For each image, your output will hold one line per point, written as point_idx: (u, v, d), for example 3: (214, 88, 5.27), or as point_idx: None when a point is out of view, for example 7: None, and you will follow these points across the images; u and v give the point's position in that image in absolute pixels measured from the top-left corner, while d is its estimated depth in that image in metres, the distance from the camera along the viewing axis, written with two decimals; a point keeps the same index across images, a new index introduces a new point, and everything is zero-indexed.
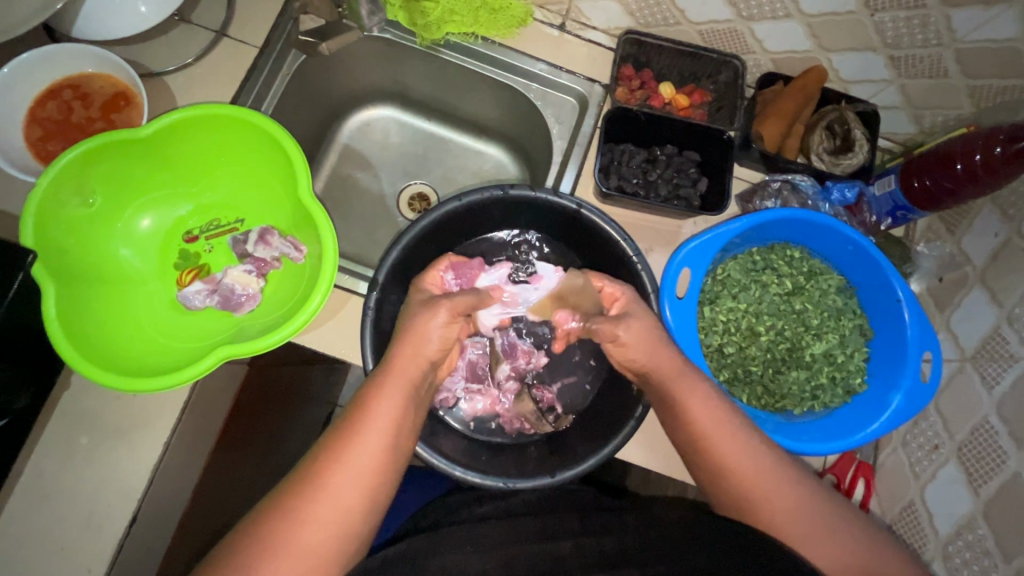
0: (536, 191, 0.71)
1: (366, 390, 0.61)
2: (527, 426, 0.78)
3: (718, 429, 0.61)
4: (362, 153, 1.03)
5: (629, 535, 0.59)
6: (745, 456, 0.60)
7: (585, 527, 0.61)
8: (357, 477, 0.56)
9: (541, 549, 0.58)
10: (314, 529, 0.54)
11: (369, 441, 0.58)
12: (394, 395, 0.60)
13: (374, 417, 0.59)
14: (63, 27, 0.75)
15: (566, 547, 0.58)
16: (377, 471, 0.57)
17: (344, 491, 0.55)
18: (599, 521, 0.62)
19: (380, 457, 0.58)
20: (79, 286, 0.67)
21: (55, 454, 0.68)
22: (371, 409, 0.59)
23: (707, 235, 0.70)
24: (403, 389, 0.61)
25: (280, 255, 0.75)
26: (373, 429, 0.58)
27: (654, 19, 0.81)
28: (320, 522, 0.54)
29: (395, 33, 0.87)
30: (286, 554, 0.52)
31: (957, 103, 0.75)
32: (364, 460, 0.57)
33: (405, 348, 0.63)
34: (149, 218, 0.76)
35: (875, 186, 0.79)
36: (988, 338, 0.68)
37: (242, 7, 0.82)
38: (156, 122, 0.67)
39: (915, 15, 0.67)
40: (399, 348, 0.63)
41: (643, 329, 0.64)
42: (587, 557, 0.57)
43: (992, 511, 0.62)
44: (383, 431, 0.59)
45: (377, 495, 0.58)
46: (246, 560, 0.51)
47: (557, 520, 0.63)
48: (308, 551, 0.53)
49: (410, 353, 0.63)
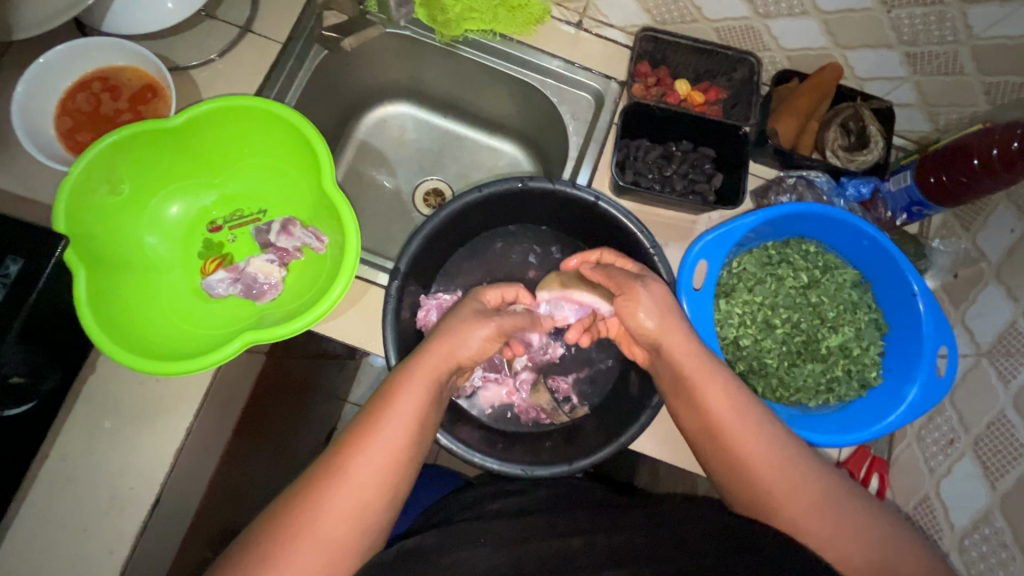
0: (555, 183, 0.72)
1: (393, 381, 0.61)
2: (543, 416, 0.79)
3: (733, 422, 0.60)
4: (378, 149, 1.05)
5: (642, 527, 0.59)
6: (759, 455, 0.59)
7: (595, 526, 0.61)
8: (377, 462, 0.56)
9: (553, 545, 0.58)
10: (333, 516, 0.54)
11: (390, 432, 0.57)
12: (420, 386, 0.60)
13: (398, 409, 0.58)
14: (93, 21, 0.77)
15: (576, 545, 0.58)
16: (398, 463, 0.57)
17: (365, 482, 0.55)
18: (610, 519, 0.61)
19: (400, 449, 0.57)
20: (107, 271, 0.69)
21: (82, 436, 0.69)
22: (397, 401, 0.59)
23: (724, 228, 0.71)
24: (430, 382, 0.61)
25: (301, 246, 0.77)
26: (396, 421, 0.58)
27: (670, 16, 0.82)
28: (340, 510, 0.54)
29: (415, 30, 0.88)
30: (305, 544, 0.52)
31: (973, 100, 0.75)
32: (385, 451, 0.57)
33: (439, 345, 0.64)
34: (176, 207, 0.77)
35: (889, 183, 0.80)
36: (1004, 333, 0.68)
37: (266, 3, 0.84)
38: (186, 112, 0.68)
39: (931, 12, 0.67)
40: (433, 344, 0.64)
41: (662, 294, 0.66)
42: (597, 556, 0.57)
43: (1008, 504, 0.62)
44: (408, 424, 0.58)
45: (397, 487, 0.57)
46: (265, 549, 0.52)
47: (570, 516, 0.63)
48: (327, 538, 0.53)
49: (442, 349, 0.63)
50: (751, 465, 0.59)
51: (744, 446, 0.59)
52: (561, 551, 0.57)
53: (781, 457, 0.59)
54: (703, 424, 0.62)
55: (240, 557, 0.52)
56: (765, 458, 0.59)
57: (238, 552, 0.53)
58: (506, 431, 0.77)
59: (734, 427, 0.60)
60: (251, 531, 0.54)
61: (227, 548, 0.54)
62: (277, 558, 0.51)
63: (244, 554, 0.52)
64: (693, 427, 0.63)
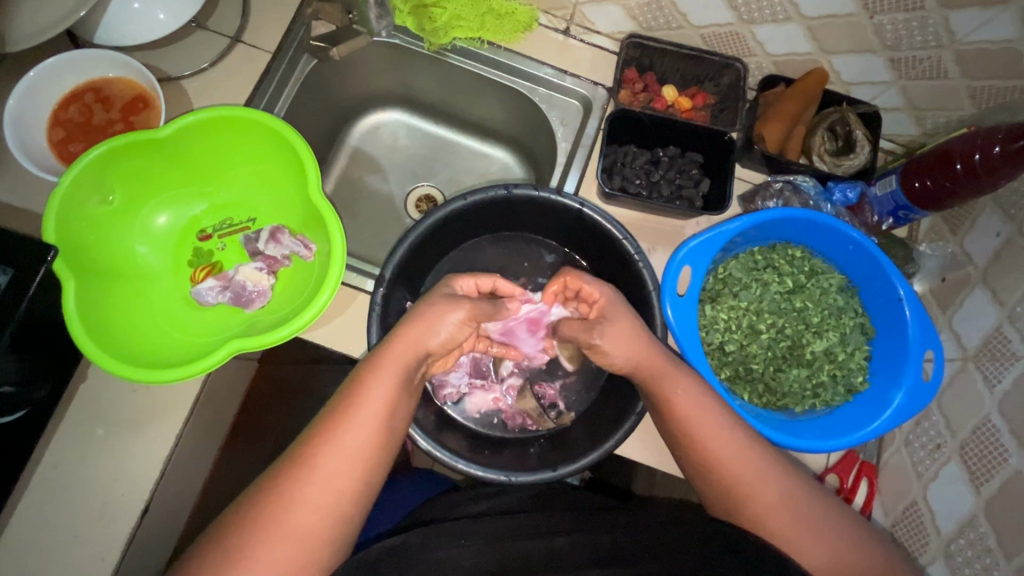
0: (540, 191, 0.72)
1: (362, 370, 0.60)
2: (529, 422, 0.79)
3: (710, 430, 0.60)
4: (370, 156, 1.05)
5: (622, 531, 0.59)
6: (738, 458, 0.60)
7: (580, 526, 0.61)
8: (350, 462, 0.56)
9: (535, 546, 0.58)
10: (307, 516, 0.54)
11: (360, 424, 0.57)
12: (389, 375, 0.60)
13: (368, 400, 0.58)
14: (85, 34, 0.78)
15: (561, 544, 0.58)
16: (370, 455, 0.57)
17: (338, 475, 0.56)
18: (595, 522, 0.62)
19: (373, 444, 0.58)
20: (96, 281, 0.70)
21: (73, 444, 0.70)
22: (367, 392, 0.59)
23: (708, 234, 0.71)
24: (398, 370, 0.61)
25: (290, 254, 0.77)
26: (366, 413, 0.58)
27: (656, 23, 0.83)
28: (312, 503, 0.54)
29: (403, 38, 0.89)
30: (278, 537, 0.53)
31: (958, 104, 0.75)
32: (356, 445, 0.57)
33: (408, 332, 0.63)
34: (164, 216, 0.78)
35: (876, 187, 0.79)
36: (990, 337, 0.68)
37: (256, 13, 0.85)
38: (173, 124, 0.69)
39: (914, 17, 0.68)
40: (401, 331, 0.63)
41: (621, 337, 0.64)
42: (579, 561, 0.57)
43: (993, 509, 0.62)
44: (378, 416, 0.58)
45: (370, 479, 0.58)
46: (238, 543, 0.52)
47: (552, 519, 0.63)
48: (301, 532, 0.53)
49: (412, 337, 0.62)
50: (731, 471, 0.59)
51: (723, 451, 0.60)
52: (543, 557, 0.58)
53: (760, 463, 0.59)
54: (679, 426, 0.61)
55: (213, 551, 0.52)
56: (745, 465, 0.59)
57: (211, 545, 0.53)
58: (492, 436, 0.78)
59: (712, 434, 0.60)
60: (220, 526, 0.54)
61: (200, 539, 0.55)
62: (251, 552, 0.52)
63: (217, 548, 0.52)
64: (667, 429, 0.63)
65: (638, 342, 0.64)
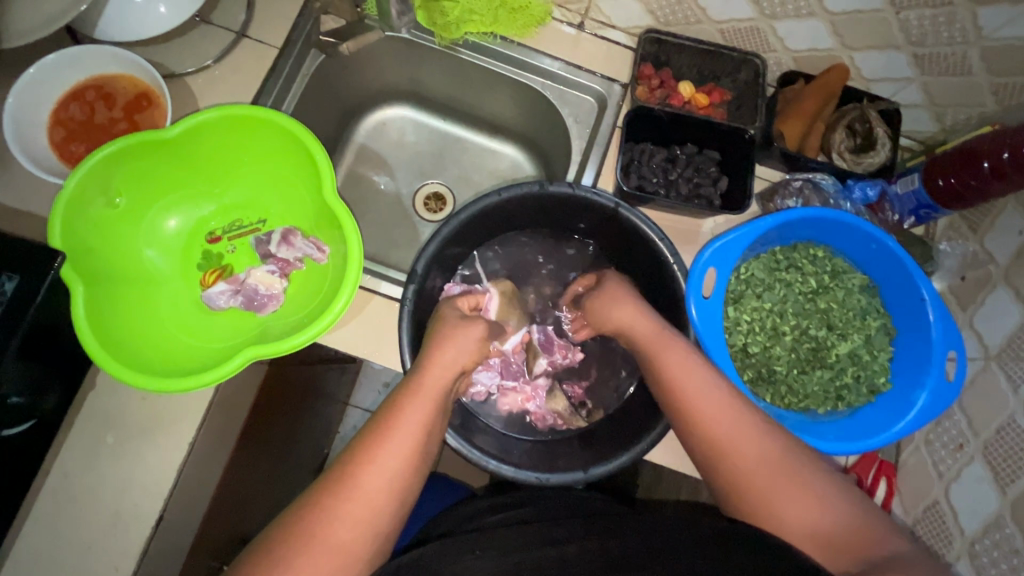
0: (575, 187, 0.70)
1: (398, 393, 0.62)
2: (560, 421, 0.79)
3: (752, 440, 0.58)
4: (377, 153, 1.03)
5: (636, 538, 0.57)
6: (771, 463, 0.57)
7: (587, 531, 0.60)
8: (388, 482, 0.55)
9: (546, 555, 0.57)
10: (342, 534, 0.53)
11: (398, 443, 0.57)
12: (427, 399, 0.61)
13: (406, 417, 0.59)
14: (85, 29, 0.76)
15: (571, 551, 0.57)
16: (405, 473, 0.57)
17: (375, 490, 0.55)
18: (603, 524, 0.60)
19: (408, 458, 0.57)
20: (105, 286, 0.67)
21: (83, 452, 0.68)
22: (401, 414, 0.59)
23: (733, 234, 0.69)
24: (437, 390, 0.62)
25: (303, 256, 0.75)
26: (403, 431, 0.58)
27: (674, 18, 0.81)
28: (349, 520, 0.53)
29: (414, 33, 0.87)
30: (315, 549, 0.51)
31: (980, 101, 0.74)
32: (395, 460, 0.56)
33: (442, 354, 0.65)
34: (174, 220, 0.76)
35: (896, 185, 0.78)
36: (1012, 337, 0.68)
37: (262, 7, 0.82)
38: (182, 123, 0.66)
39: (941, 13, 0.66)
40: (434, 354, 0.65)
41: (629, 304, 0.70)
42: (592, 563, 0.55)
43: (1019, 510, 0.61)
44: (417, 432, 0.58)
45: (405, 499, 0.57)
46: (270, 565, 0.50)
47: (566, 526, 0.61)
48: (338, 545, 0.52)
49: (446, 357, 0.65)
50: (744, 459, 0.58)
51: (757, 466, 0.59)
52: (555, 559, 0.56)
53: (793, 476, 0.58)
54: (682, 412, 0.61)
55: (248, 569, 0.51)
56: None
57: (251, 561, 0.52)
58: (523, 437, 0.77)
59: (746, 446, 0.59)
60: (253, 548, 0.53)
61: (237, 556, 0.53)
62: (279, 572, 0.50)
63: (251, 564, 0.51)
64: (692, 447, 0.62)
65: (640, 307, 0.70)
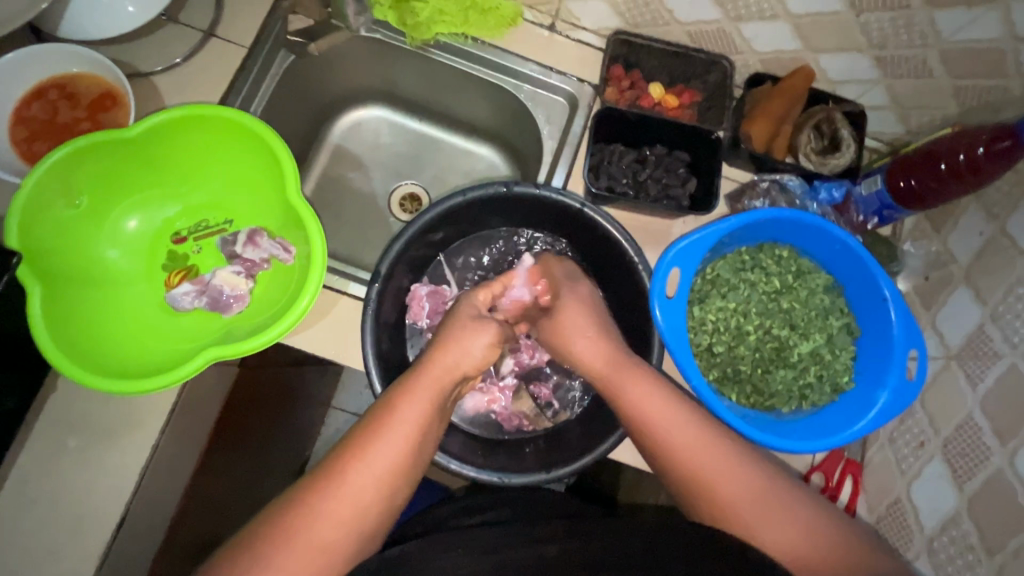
0: (540, 188, 0.71)
1: (394, 390, 0.61)
2: (526, 422, 0.79)
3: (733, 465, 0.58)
4: (352, 153, 1.03)
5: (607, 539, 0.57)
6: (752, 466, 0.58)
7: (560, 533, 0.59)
8: (375, 480, 0.55)
9: (526, 555, 0.56)
10: (325, 532, 0.52)
11: (390, 442, 0.56)
12: (422, 398, 0.60)
13: (403, 415, 0.58)
14: (47, 27, 0.75)
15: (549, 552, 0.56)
16: (397, 471, 0.56)
17: (364, 488, 0.54)
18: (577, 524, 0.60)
19: (401, 457, 0.57)
20: (62, 287, 0.67)
21: (43, 456, 0.67)
22: (397, 413, 0.58)
23: (697, 234, 0.70)
24: (436, 391, 0.62)
25: (269, 257, 0.75)
26: (398, 429, 0.57)
27: (643, 19, 0.81)
28: (332, 518, 0.53)
29: (384, 33, 0.86)
30: (302, 540, 0.51)
31: (942, 103, 0.75)
32: (385, 458, 0.56)
33: (444, 355, 0.65)
34: (135, 220, 0.75)
35: (861, 186, 0.79)
36: (972, 336, 0.69)
37: (230, 6, 0.82)
38: (142, 123, 0.66)
39: (900, 16, 0.67)
40: (438, 354, 0.65)
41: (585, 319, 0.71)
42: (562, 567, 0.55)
43: (975, 507, 0.62)
44: (412, 432, 0.58)
45: (393, 498, 0.56)
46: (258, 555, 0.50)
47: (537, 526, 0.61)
48: (321, 539, 0.52)
49: (447, 358, 0.64)
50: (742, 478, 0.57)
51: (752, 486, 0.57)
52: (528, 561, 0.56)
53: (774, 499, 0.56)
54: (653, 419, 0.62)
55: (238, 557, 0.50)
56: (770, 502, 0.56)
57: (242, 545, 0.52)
58: (491, 438, 0.78)
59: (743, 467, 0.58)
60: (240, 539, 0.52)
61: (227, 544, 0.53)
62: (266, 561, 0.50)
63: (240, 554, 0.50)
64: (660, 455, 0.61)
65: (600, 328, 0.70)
